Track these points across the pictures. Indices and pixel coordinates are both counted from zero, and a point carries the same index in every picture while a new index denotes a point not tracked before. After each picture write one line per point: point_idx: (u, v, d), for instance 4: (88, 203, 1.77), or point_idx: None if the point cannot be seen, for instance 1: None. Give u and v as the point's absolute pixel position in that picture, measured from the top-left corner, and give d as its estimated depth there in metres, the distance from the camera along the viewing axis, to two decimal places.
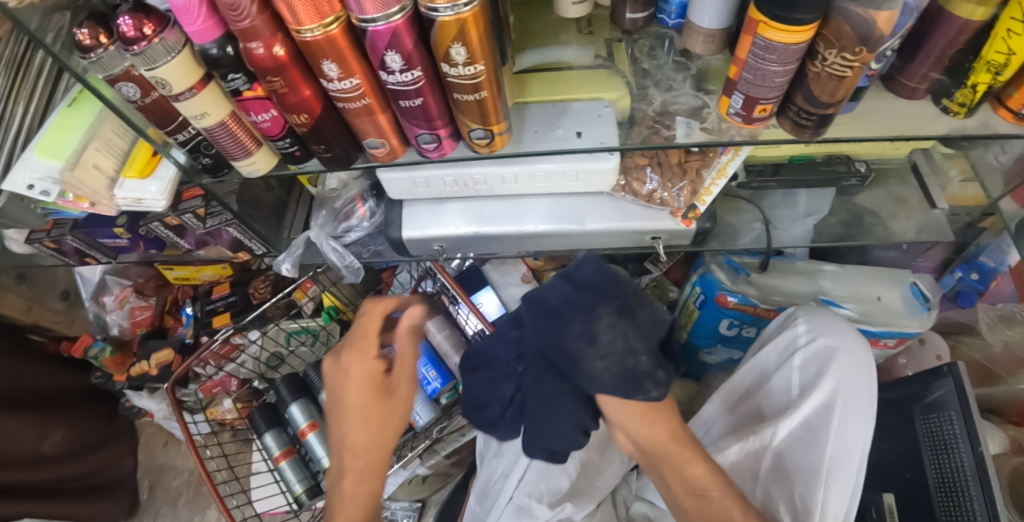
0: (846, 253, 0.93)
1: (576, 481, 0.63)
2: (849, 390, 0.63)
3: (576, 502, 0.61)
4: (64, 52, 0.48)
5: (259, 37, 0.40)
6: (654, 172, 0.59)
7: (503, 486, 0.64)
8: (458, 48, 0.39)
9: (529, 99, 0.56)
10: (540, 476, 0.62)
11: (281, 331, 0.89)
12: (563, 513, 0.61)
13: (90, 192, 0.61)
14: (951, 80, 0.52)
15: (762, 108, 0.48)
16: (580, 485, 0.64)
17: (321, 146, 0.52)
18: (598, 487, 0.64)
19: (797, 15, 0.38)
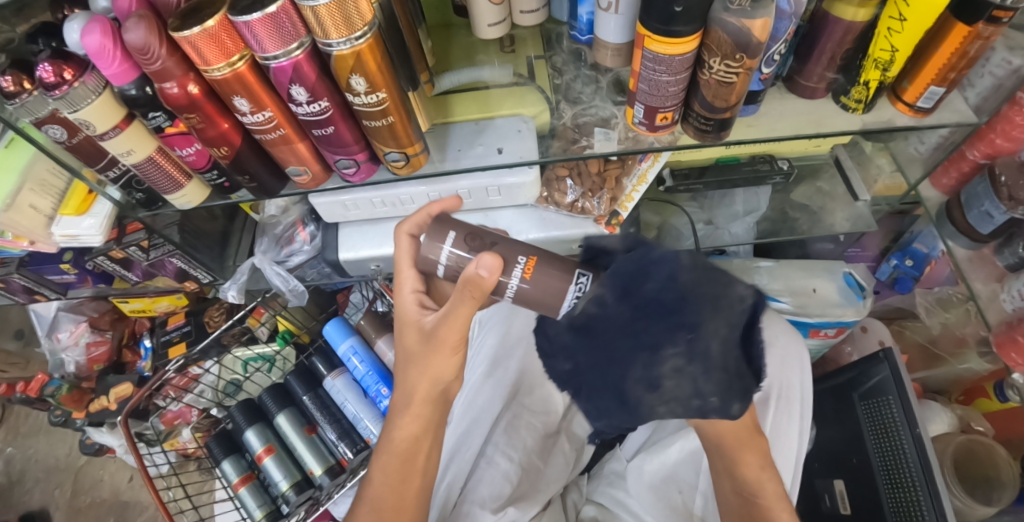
0: (788, 248, 0.95)
1: (518, 486, 0.66)
2: (781, 384, 0.66)
3: (519, 505, 0.64)
4: None
5: (172, 78, 0.41)
6: (575, 182, 0.62)
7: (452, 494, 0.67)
8: (357, 78, 0.41)
9: (451, 119, 0.58)
10: (480, 482, 0.66)
11: (236, 359, 0.90)
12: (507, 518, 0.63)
13: (26, 231, 0.62)
14: (846, 78, 0.55)
15: (663, 116, 0.50)
16: (524, 490, 0.67)
17: (246, 177, 0.53)
18: (541, 491, 0.67)
19: (676, 28, 0.41)
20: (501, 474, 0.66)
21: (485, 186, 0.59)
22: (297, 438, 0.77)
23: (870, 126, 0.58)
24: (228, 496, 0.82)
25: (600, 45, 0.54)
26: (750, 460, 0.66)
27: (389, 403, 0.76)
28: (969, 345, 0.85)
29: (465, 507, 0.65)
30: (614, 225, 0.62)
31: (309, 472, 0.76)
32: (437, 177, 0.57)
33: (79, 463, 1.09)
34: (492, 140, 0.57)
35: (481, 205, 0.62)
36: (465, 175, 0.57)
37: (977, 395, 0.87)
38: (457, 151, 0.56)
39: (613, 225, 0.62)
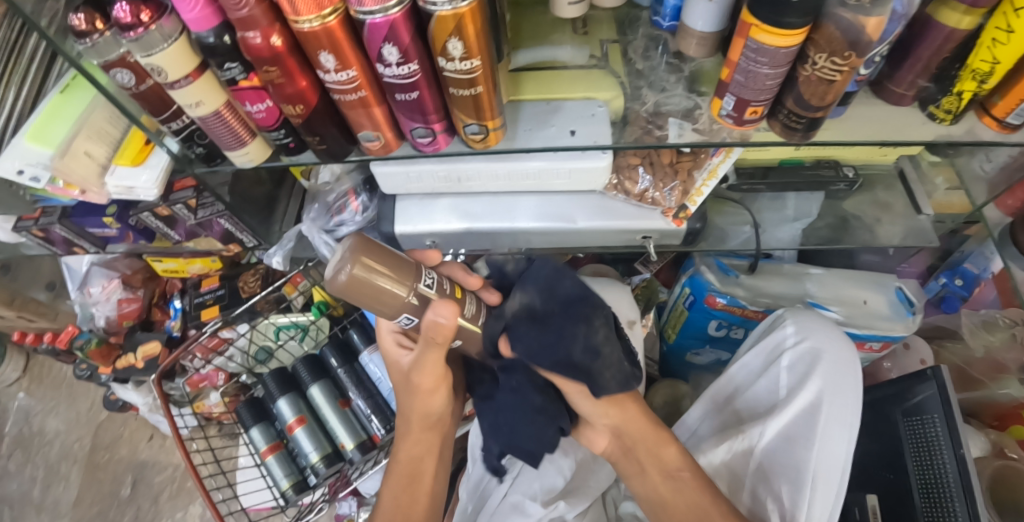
0: (832, 258, 0.94)
1: (570, 481, 0.66)
2: (834, 391, 0.62)
3: (568, 500, 0.65)
4: (59, 37, 0.47)
5: (257, 27, 0.40)
6: (647, 171, 0.59)
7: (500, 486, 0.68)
8: (455, 42, 0.39)
9: (522, 97, 0.57)
10: (534, 474, 0.66)
11: (270, 325, 0.88)
12: (555, 511, 0.64)
13: (79, 178, 0.60)
14: (937, 87, 0.53)
15: (753, 110, 0.49)
16: (574, 485, 0.67)
17: (315, 138, 0.52)
18: (591, 487, 0.67)
19: (787, 20, 0.39)
20: (555, 470, 0.66)
21: (555, 168, 0.57)
22: (329, 411, 0.76)
23: (954, 139, 0.56)
24: (254, 463, 0.82)
25: (686, 32, 0.53)
26: (797, 468, 0.61)
27: None
28: (1010, 371, 0.84)
29: (515, 499, 0.64)
30: (681, 219, 0.60)
31: (340, 445, 0.75)
32: (506, 154, 0.56)
33: (100, 418, 1.09)
34: (564, 122, 0.56)
35: (546, 187, 0.60)
36: (536, 155, 0.55)
37: (1013, 422, 0.82)
38: (528, 130, 0.55)
39: (681, 219, 0.60)
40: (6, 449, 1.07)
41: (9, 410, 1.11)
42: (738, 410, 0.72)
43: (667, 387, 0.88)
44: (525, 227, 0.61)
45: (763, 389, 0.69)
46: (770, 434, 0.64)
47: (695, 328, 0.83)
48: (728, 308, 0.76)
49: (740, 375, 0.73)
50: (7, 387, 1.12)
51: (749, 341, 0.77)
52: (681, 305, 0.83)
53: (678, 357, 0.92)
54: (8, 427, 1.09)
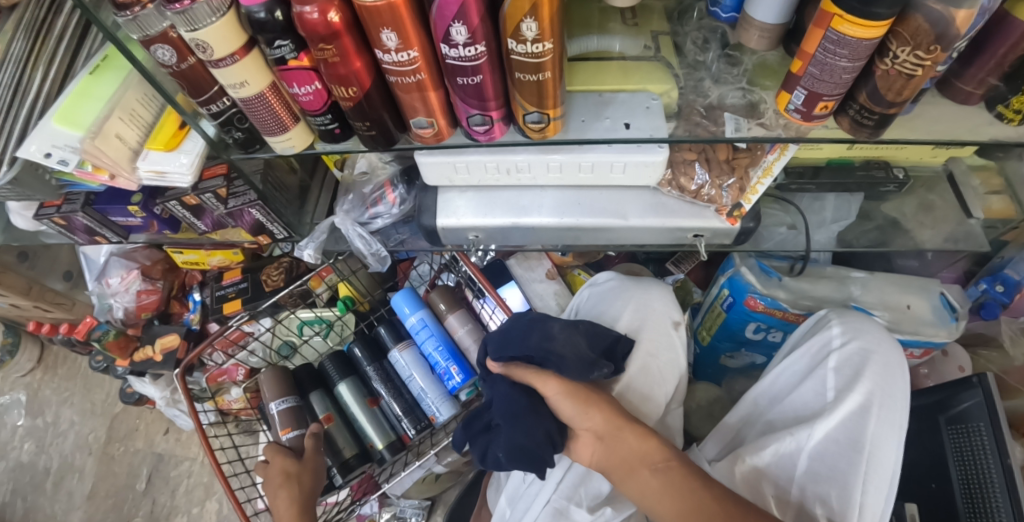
0: (868, 261, 0.92)
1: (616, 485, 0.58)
2: (884, 393, 0.61)
3: (616, 506, 0.56)
4: (94, 6, 0.45)
5: (314, 0, 0.38)
6: (703, 167, 0.56)
7: (538, 488, 0.59)
8: (530, 22, 0.37)
9: (574, 88, 0.55)
10: (579, 477, 0.57)
11: (294, 319, 0.86)
12: (602, 519, 0.56)
13: (110, 162, 0.58)
14: (1008, 87, 0.51)
15: (824, 105, 0.47)
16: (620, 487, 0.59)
17: (364, 124, 0.49)
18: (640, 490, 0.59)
19: (876, 10, 0.37)
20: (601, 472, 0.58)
21: (609, 162, 0.55)
22: (358, 409, 0.74)
23: (1021, 140, 0.54)
24: None
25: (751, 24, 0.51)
26: (846, 472, 0.57)
27: (459, 383, 0.72)
28: None
29: (558, 505, 0.56)
30: (736, 218, 0.59)
31: (370, 445, 0.74)
32: (560, 146, 0.54)
33: (115, 411, 1.07)
34: (619, 114, 0.53)
35: (599, 181, 0.58)
36: (591, 147, 0.53)
37: None
38: (582, 122, 0.53)
39: (735, 217, 0.59)
40: (19, 440, 1.05)
41: (22, 400, 1.09)
42: (774, 416, 0.67)
43: (699, 390, 0.86)
44: (575, 222, 0.59)
45: (806, 391, 0.65)
46: (819, 437, 0.60)
47: (732, 330, 0.81)
48: (769, 310, 0.74)
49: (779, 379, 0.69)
50: (21, 376, 1.10)
51: (789, 344, 0.74)
52: (719, 306, 0.81)
53: (710, 359, 0.90)
54: (21, 417, 1.07)
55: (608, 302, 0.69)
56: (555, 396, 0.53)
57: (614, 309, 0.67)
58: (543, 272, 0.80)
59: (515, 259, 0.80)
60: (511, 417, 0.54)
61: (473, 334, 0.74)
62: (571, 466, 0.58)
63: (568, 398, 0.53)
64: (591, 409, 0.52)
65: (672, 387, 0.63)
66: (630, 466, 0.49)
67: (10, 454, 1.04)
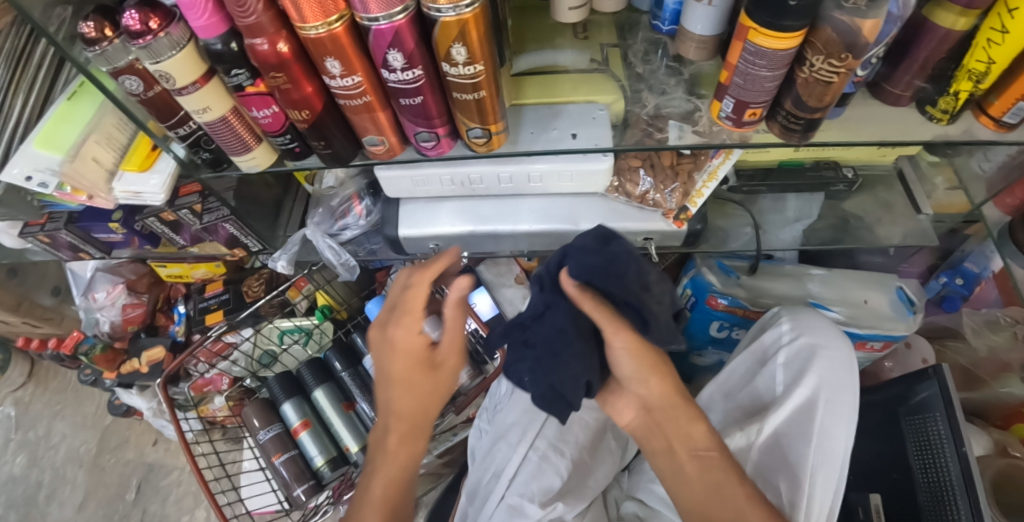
0: (834, 258, 0.94)
1: (568, 480, 0.63)
2: (831, 387, 0.62)
3: (568, 501, 0.61)
4: (68, 43, 0.47)
5: (263, 34, 0.41)
6: (647, 174, 0.60)
7: (494, 486, 0.63)
8: (459, 47, 0.40)
9: (524, 101, 0.57)
10: (531, 474, 0.62)
11: (274, 329, 0.89)
12: (555, 513, 0.60)
13: (88, 184, 0.61)
14: (935, 87, 0.54)
15: (752, 112, 0.49)
16: (572, 484, 0.63)
17: (321, 143, 0.52)
18: (589, 487, 0.64)
19: (786, 23, 0.40)
20: (552, 469, 0.62)
21: (558, 171, 0.58)
22: (334, 414, 0.76)
23: (952, 138, 0.56)
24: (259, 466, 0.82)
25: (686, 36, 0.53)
26: (795, 465, 0.60)
27: None
28: (1013, 370, 0.85)
29: (511, 500, 0.59)
30: (682, 220, 0.62)
31: (345, 448, 0.76)
32: (510, 158, 0.56)
33: (105, 423, 1.09)
34: (566, 125, 0.56)
35: (551, 189, 0.61)
36: (539, 158, 0.56)
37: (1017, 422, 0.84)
38: (531, 134, 0.55)
39: (681, 220, 0.62)
40: (11, 454, 1.08)
41: (14, 415, 1.11)
42: (739, 407, 0.72)
43: None
44: (528, 229, 0.62)
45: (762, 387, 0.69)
46: (774, 427, 0.64)
47: (698, 329, 0.84)
48: (729, 309, 0.77)
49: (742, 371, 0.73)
50: (12, 391, 1.13)
51: (745, 341, 0.78)
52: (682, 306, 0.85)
53: (682, 358, 0.93)
54: (13, 432, 1.10)
55: None
56: (618, 349, 0.49)
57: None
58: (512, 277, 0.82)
59: (485, 265, 0.82)
60: (549, 356, 0.51)
61: None
62: (523, 463, 0.63)
63: (631, 354, 0.49)
64: (651, 377, 0.50)
65: None
66: (669, 445, 0.51)
67: (3, 468, 1.07)
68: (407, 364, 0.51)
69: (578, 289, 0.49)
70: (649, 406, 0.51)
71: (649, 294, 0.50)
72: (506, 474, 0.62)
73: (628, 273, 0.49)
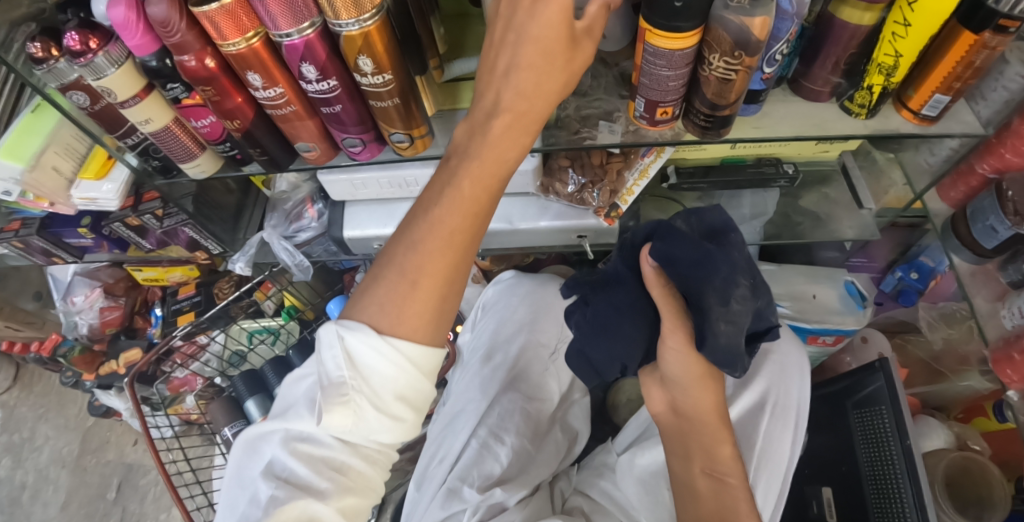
0: (793, 254, 0.95)
1: (508, 469, 0.67)
2: (778, 388, 0.68)
3: (506, 487, 0.65)
4: (24, 67, 0.51)
5: (190, 50, 0.43)
6: (577, 172, 0.62)
7: (437, 470, 0.69)
8: (365, 59, 0.42)
9: (460, 106, 0.60)
10: (472, 459, 0.67)
11: (242, 330, 0.93)
12: (493, 498, 0.65)
13: (49, 191, 0.65)
14: (850, 82, 0.55)
15: (664, 111, 0.51)
16: (512, 473, 0.68)
17: (258, 150, 0.55)
18: (530, 475, 0.68)
19: (678, 24, 0.42)
20: (493, 456, 0.67)
21: None
22: None
23: (874, 132, 0.58)
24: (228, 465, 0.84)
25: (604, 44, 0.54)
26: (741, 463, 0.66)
27: None
28: (972, 364, 0.85)
29: (451, 483, 0.66)
30: (612, 219, 0.64)
31: None
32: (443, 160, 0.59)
33: (87, 424, 1.13)
34: None
35: None
36: None
37: (977, 414, 0.86)
38: None
39: (613, 217, 0.64)
40: None
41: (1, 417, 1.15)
42: None
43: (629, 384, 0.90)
44: None
45: None
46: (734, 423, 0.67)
47: None
48: None
49: None
50: None
51: None
52: None
53: None
54: None
55: (511, 302, 0.80)
56: (670, 348, 0.49)
57: (508, 308, 0.78)
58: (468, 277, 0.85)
59: None
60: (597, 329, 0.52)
61: None
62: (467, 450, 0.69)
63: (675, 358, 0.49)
64: (695, 388, 0.50)
65: (565, 376, 0.75)
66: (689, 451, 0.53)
67: None
68: (477, 179, 0.41)
69: (655, 270, 0.48)
70: (677, 409, 0.53)
71: (724, 310, 0.44)
72: (451, 459, 0.69)
73: (700, 265, 0.44)
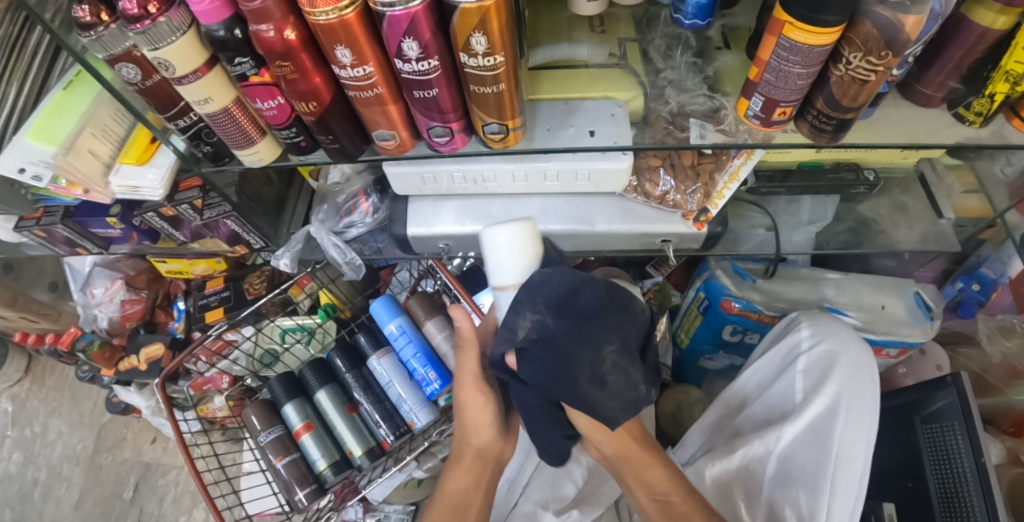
0: (847, 261, 0.93)
1: (583, 488, 0.68)
2: (852, 394, 0.59)
3: (582, 509, 0.66)
4: (64, 30, 0.45)
5: (269, 19, 0.38)
6: (668, 174, 0.59)
7: (511, 493, 0.70)
8: (479, 37, 0.37)
9: (540, 96, 0.55)
10: (548, 482, 0.68)
11: (276, 327, 0.87)
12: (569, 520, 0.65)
13: (83, 178, 0.59)
14: (968, 88, 0.52)
15: (782, 111, 0.47)
16: (588, 491, 0.68)
17: (328, 136, 0.50)
18: (605, 494, 0.68)
19: (824, 17, 0.38)
20: (569, 478, 0.68)
21: (574, 170, 0.56)
22: (336, 416, 0.74)
23: (981, 142, 0.54)
24: (260, 468, 0.80)
25: (684, 113, 0.55)
26: (814, 474, 0.57)
27: (437, 389, 0.73)
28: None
29: (528, 507, 0.66)
30: (702, 223, 0.60)
31: (348, 451, 0.74)
32: (527, 155, 0.55)
33: (102, 420, 1.07)
34: (584, 122, 0.54)
35: (565, 188, 0.59)
36: (557, 156, 0.54)
37: None
38: (547, 131, 0.53)
39: (701, 222, 0.60)
40: (7, 451, 1.06)
41: (11, 411, 1.10)
42: (749, 416, 0.67)
43: (680, 391, 0.87)
44: (542, 230, 0.60)
45: (779, 392, 0.64)
46: (789, 440, 0.60)
47: (708, 334, 0.82)
48: (744, 313, 0.75)
49: (778, 355, 0.67)
50: (8, 387, 1.11)
51: (762, 344, 0.73)
52: (696, 309, 0.82)
53: (691, 361, 0.91)
54: (9, 429, 1.08)
55: None
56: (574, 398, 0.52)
57: None
58: None
59: None
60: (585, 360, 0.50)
61: (451, 340, 0.75)
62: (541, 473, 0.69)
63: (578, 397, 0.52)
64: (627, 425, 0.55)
65: None
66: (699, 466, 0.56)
67: None
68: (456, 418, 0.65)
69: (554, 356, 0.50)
70: None
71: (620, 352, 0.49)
72: (523, 482, 0.69)
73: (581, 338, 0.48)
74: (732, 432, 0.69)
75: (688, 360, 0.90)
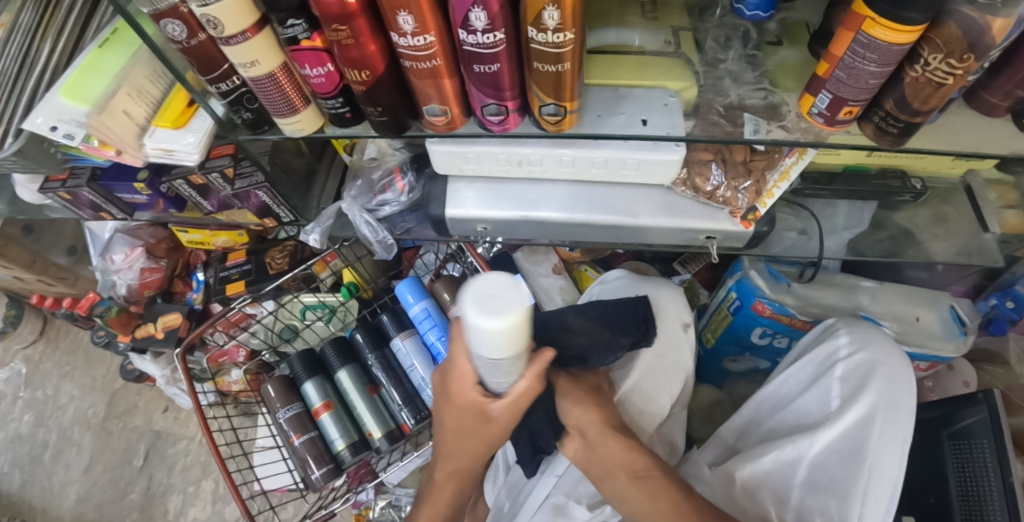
0: (879, 270, 0.91)
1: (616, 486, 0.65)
2: (889, 406, 0.58)
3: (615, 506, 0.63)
4: None
5: None
6: (718, 168, 0.57)
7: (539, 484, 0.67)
8: (552, 10, 0.35)
9: (590, 81, 0.53)
10: (579, 477, 0.65)
11: (297, 303, 0.86)
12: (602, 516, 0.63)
13: (116, 139, 0.58)
14: None
15: (848, 110, 0.46)
16: None
17: (376, 109, 0.49)
18: None
19: (909, 14, 0.36)
20: None
21: (624, 158, 0.54)
22: (357, 396, 0.74)
23: None
24: (277, 444, 0.79)
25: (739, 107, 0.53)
26: (846, 484, 0.56)
27: None
28: None
29: (558, 500, 0.64)
30: (749, 221, 0.59)
31: (367, 432, 0.73)
32: (574, 140, 0.53)
33: (115, 387, 1.07)
34: (635, 110, 0.52)
35: (611, 176, 0.58)
36: (608, 143, 0.53)
37: None
38: (598, 116, 0.52)
39: (749, 220, 0.59)
40: (18, 412, 1.06)
41: (24, 372, 1.09)
42: (779, 422, 0.65)
43: (701, 392, 0.86)
44: (584, 218, 0.59)
45: (813, 399, 0.63)
46: (821, 447, 0.58)
47: (737, 335, 0.81)
48: (776, 316, 0.74)
49: (812, 361, 0.66)
50: (23, 348, 1.11)
51: (795, 351, 0.72)
52: (725, 309, 0.81)
53: (714, 362, 0.90)
54: (21, 390, 1.08)
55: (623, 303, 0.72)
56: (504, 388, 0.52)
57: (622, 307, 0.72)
58: (550, 266, 0.81)
59: (522, 252, 0.81)
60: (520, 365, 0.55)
61: None
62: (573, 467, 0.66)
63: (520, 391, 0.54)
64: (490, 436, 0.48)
65: (678, 390, 0.66)
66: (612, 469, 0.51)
67: (10, 425, 1.05)
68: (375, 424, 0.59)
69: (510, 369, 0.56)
70: None
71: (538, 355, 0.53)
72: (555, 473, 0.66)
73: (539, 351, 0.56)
74: (757, 438, 0.67)
75: (711, 360, 0.89)
